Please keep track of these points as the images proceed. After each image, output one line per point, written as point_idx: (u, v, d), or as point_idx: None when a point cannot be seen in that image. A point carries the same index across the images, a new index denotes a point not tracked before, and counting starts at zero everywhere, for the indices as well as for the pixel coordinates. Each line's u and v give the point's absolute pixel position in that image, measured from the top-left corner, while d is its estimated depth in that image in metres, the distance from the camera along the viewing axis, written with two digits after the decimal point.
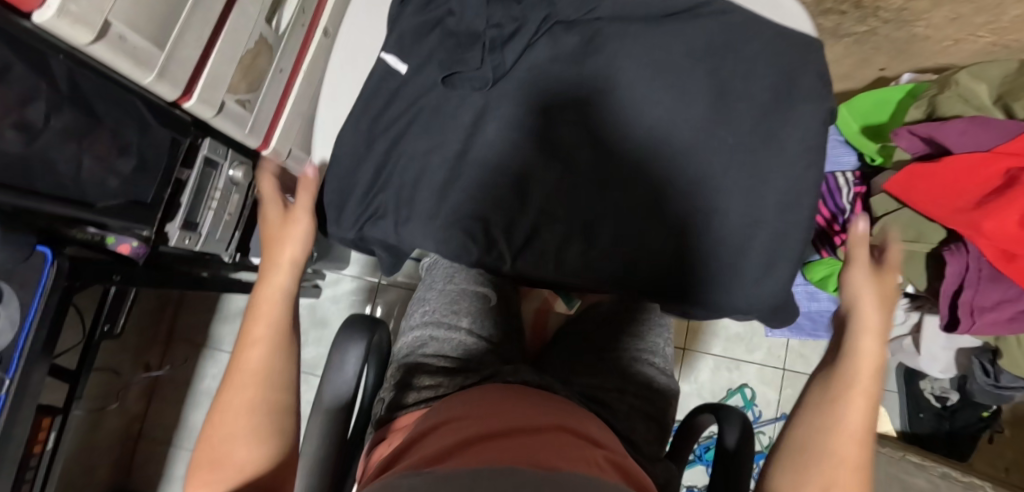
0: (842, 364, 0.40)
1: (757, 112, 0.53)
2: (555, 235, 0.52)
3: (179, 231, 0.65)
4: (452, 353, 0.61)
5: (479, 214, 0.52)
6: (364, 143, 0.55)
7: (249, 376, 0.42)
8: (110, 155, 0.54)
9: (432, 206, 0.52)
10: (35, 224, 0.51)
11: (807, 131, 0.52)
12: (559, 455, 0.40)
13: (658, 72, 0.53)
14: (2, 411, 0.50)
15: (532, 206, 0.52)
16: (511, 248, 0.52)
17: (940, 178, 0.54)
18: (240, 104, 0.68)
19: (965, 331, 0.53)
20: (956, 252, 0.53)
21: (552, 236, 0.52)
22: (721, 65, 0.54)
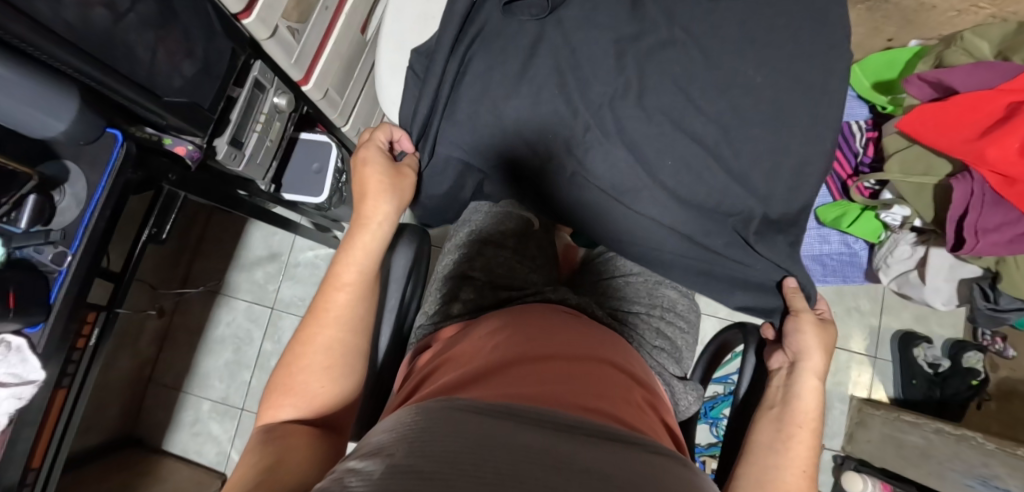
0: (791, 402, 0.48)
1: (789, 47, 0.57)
2: (602, 146, 0.57)
3: (226, 146, 0.67)
4: (495, 269, 0.63)
5: (538, 124, 0.57)
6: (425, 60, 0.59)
7: (334, 319, 0.44)
8: (177, 55, 0.56)
9: (492, 116, 0.57)
10: (103, 110, 0.53)
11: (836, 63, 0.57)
12: (604, 393, 0.43)
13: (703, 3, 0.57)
14: (64, 283, 0.53)
15: (583, 117, 0.56)
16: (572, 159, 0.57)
17: (949, 114, 0.59)
18: (290, 32, 0.69)
19: (967, 251, 0.58)
20: (962, 179, 0.58)
21: (599, 146, 0.57)
22: None
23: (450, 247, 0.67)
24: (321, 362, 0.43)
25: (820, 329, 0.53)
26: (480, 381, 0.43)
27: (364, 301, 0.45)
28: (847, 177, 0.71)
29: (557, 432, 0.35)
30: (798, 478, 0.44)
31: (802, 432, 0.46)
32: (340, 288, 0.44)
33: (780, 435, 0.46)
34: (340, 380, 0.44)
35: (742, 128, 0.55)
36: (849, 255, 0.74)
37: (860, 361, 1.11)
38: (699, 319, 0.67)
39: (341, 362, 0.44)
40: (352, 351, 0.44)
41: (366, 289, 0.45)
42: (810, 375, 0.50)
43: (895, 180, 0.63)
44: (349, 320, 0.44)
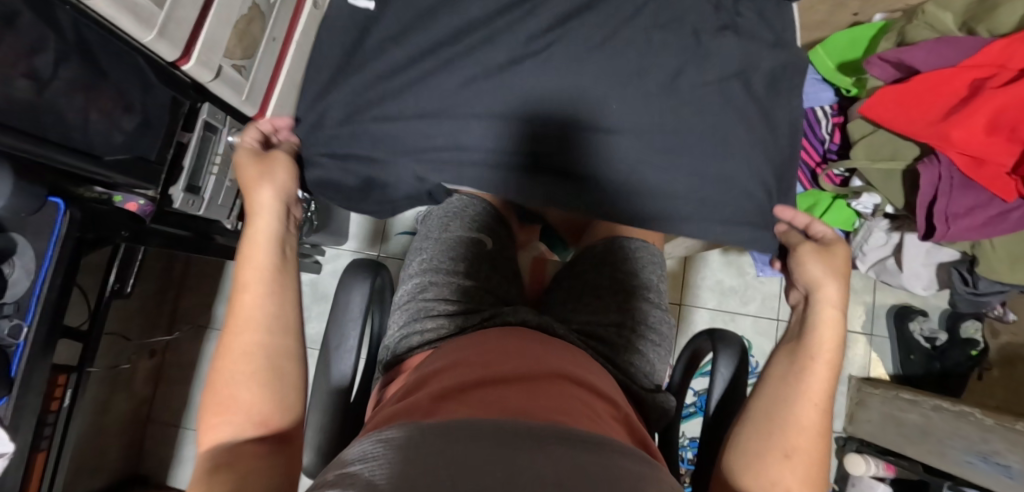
0: (807, 335, 0.46)
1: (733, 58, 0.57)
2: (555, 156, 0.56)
3: (183, 193, 0.67)
4: (452, 296, 0.62)
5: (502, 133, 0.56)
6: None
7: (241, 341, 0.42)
8: (115, 111, 0.56)
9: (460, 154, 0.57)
10: (44, 178, 0.52)
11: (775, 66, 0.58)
12: (563, 409, 0.42)
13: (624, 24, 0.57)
14: (14, 373, 0.52)
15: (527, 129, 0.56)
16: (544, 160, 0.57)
17: (913, 93, 0.56)
18: (237, 70, 0.70)
19: (939, 238, 0.55)
20: (929, 163, 0.55)
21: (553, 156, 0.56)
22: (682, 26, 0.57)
23: (407, 276, 0.67)
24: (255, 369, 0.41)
25: (827, 268, 0.48)
26: (423, 415, 0.40)
27: (267, 309, 0.43)
28: (816, 165, 0.68)
29: (508, 436, 0.33)
30: (813, 409, 0.42)
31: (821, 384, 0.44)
32: (242, 296, 0.44)
33: (793, 367, 0.44)
34: (271, 387, 0.41)
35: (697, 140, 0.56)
36: None
37: (857, 340, 1.09)
38: (672, 328, 0.66)
39: (270, 351, 0.42)
40: (280, 353, 0.42)
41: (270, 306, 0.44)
42: (829, 331, 0.45)
43: (862, 167, 0.61)
44: (267, 266, 0.45)
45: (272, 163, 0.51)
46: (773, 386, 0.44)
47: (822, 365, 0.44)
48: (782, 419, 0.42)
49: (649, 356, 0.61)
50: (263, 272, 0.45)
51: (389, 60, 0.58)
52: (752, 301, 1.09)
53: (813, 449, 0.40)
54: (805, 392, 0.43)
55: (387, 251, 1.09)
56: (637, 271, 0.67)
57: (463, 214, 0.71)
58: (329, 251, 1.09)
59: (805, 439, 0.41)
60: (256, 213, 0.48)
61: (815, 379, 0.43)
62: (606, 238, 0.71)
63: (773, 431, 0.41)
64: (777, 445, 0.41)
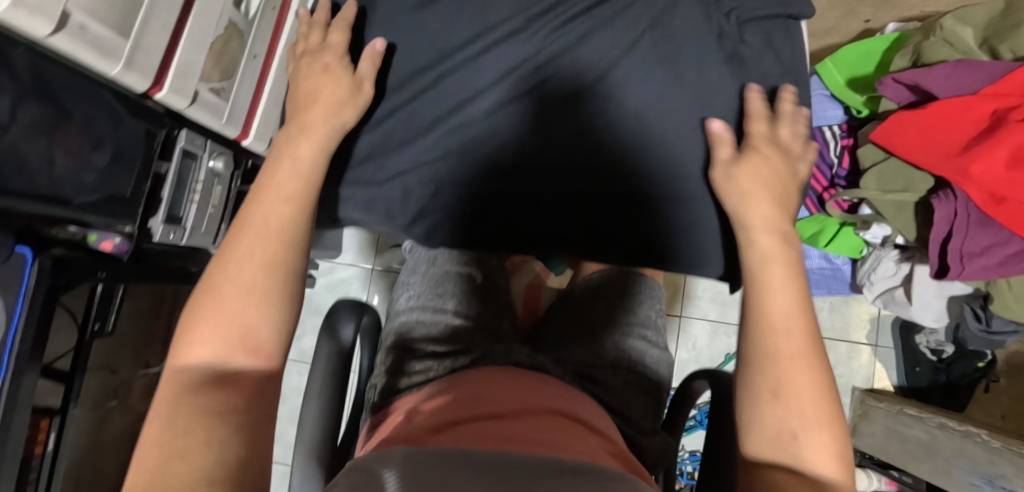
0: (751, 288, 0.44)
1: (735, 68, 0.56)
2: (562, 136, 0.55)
3: (162, 225, 0.65)
4: (441, 335, 0.60)
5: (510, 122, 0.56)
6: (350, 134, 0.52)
7: (248, 264, 0.42)
8: (84, 149, 0.53)
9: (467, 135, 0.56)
10: (9, 226, 0.49)
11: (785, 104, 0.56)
12: (561, 444, 0.41)
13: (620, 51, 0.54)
14: None
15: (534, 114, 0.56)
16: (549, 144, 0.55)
17: (928, 122, 0.53)
18: (214, 93, 0.67)
19: (953, 277, 0.53)
20: (944, 199, 0.52)
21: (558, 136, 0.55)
22: None
23: (396, 314, 0.65)
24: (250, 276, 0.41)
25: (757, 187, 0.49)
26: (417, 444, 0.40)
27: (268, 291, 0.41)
28: (823, 190, 0.65)
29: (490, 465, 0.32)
30: (791, 336, 0.40)
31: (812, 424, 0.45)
32: (268, 239, 0.43)
33: (751, 312, 0.43)
34: (262, 307, 0.41)
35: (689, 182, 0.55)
36: (832, 270, 0.70)
37: (862, 351, 1.07)
38: (669, 366, 0.64)
39: (268, 310, 0.41)
40: (277, 268, 0.43)
41: (280, 246, 0.44)
42: (765, 237, 0.46)
43: (872, 197, 0.57)
44: (288, 233, 0.45)
45: (359, 79, 0.54)
46: (751, 342, 0.41)
47: (777, 289, 0.43)
48: (776, 374, 0.39)
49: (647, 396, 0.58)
50: (280, 244, 0.44)
51: (382, 101, 0.58)
52: None
53: (828, 409, 0.38)
54: (777, 320, 0.41)
55: (382, 264, 1.07)
56: (634, 308, 0.67)
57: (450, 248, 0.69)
58: (323, 264, 1.07)
59: (801, 374, 0.39)
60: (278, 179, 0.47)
61: (771, 298, 0.42)
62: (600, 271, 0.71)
63: (769, 387, 0.39)
64: (764, 387, 0.39)
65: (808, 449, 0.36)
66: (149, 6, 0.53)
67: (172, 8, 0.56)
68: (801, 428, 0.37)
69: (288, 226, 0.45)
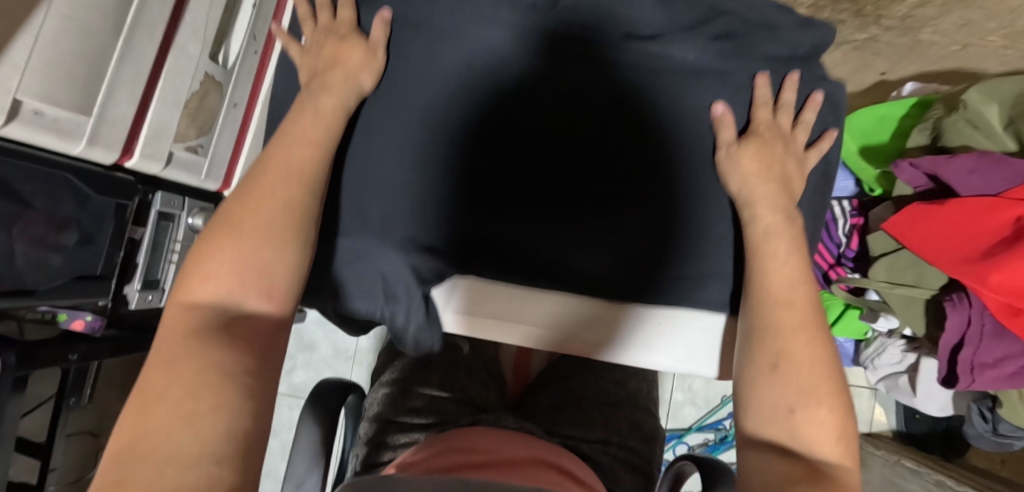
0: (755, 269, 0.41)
1: None
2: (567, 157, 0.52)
3: (138, 292, 0.62)
4: (427, 406, 0.59)
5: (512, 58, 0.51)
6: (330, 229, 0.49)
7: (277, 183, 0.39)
8: (47, 233, 0.50)
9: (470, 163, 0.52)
10: None
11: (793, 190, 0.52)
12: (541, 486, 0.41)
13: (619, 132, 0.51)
14: None
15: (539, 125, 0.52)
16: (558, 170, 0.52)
17: (945, 222, 0.50)
18: (190, 150, 0.64)
19: (963, 387, 0.50)
20: (957, 305, 0.49)
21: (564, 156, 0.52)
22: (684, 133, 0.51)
23: (379, 384, 0.64)
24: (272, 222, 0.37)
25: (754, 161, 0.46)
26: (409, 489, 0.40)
27: (287, 241, 0.37)
28: (829, 267, 0.61)
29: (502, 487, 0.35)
30: (786, 308, 0.38)
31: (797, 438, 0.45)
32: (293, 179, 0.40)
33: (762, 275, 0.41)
34: (286, 253, 0.37)
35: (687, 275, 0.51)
36: (833, 345, 0.66)
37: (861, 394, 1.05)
38: (660, 442, 0.62)
39: (293, 250, 0.37)
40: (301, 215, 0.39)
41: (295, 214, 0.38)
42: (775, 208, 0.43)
43: (879, 289, 0.55)
44: (310, 176, 0.41)
45: (374, 46, 0.48)
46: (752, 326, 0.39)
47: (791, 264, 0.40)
48: (783, 363, 0.35)
49: (636, 473, 0.56)
50: (298, 192, 0.39)
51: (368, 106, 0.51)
52: None
53: (829, 386, 0.34)
54: (778, 292, 0.39)
55: None
56: (626, 380, 0.66)
57: None
58: None
59: (803, 348, 0.36)
60: (309, 116, 0.44)
61: (774, 271, 0.40)
62: None
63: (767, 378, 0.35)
64: (762, 358, 0.37)
65: (806, 426, 0.33)
66: (114, 78, 0.50)
67: (139, 74, 0.53)
68: (794, 398, 0.34)
69: (314, 169, 0.41)
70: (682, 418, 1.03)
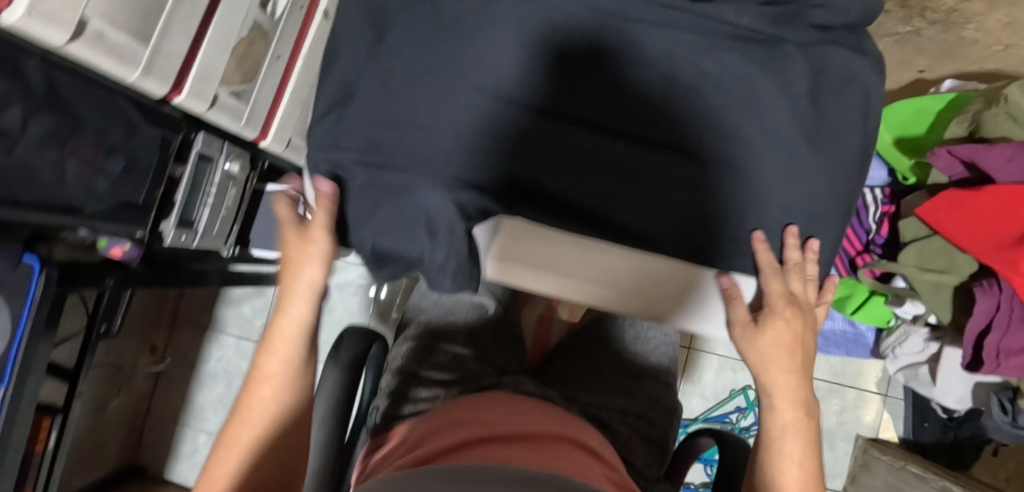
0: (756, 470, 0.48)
1: (801, 94, 0.52)
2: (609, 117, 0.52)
3: (174, 229, 0.63)
4: (448, 364, 0.60)
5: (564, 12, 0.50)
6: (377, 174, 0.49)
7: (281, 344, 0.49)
8: (97, 157, 0.51)
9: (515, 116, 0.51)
10: (17, 235, 0.48)
11: (822, 166, 0.53)
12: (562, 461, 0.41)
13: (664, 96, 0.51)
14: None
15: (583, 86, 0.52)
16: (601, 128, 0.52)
17: (981, 208, 0.50)
18: (235, 96, 0.65)
19: (985, 372, 0.50)
20: (987, 290, 0.49)
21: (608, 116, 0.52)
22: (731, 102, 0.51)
23: (402, 338, 0.64)
24: (281, 377, 0.48)
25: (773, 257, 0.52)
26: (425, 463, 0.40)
27: (287, 386, 0.48)
28: (856, 254, 0.62)
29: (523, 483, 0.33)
30: (787, 414, 0.49)
31: (792, 430, 0.49)
32: (264, 377, 0.48)
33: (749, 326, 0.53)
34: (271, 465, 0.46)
35: (723, 246, 0.52)
36: (854, 333, 0.67)
37: (871, 400, 1.04)
38: (676, 417, 0.63)
39: (285, 453, 0.46)
40: (301, 332, 0.51)
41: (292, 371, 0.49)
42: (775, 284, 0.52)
43: (908, 274, 0.55)
44: (304, 324, 0.51)
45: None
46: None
47: (788, 388, 0.50)
48: None
49: (651, 444, 0.57)
50: (301, 332, 0.50)
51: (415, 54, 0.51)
52: None
53: None
54: (771, 370, 0.51)
55: None
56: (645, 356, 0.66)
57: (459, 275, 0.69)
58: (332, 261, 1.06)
59: (793, 491, 0.45)
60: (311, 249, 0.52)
61: (790, 441, 0.48)
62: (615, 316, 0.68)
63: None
64: None
65: None
66: (171, 11, 0.50)
67: (195, 10, 0.54)
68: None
69: (314, 286, 0.51)
70: (690, 409, 1.04)
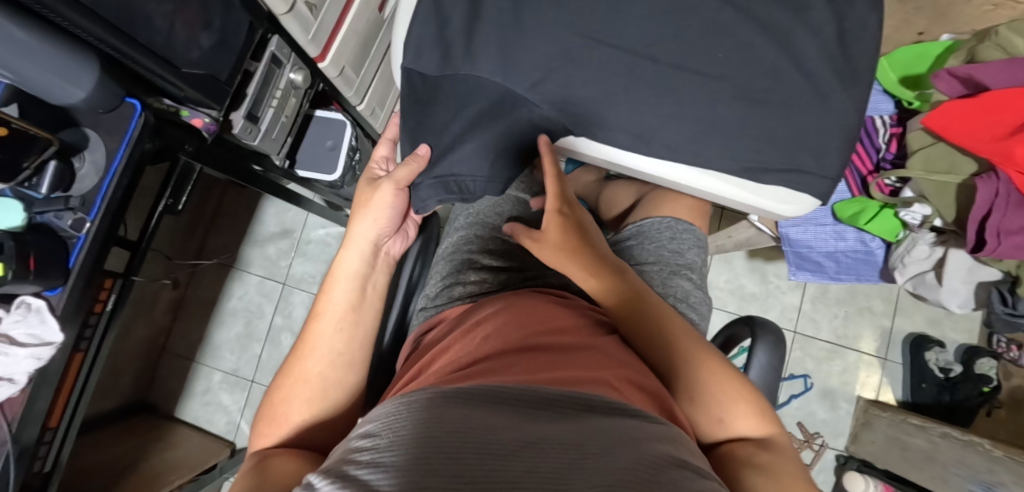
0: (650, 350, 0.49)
1: None
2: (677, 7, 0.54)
3: (242, 120, 0.68)
4: (497, 253, 0.63)
5: None
6: (454, 47, 0.54)
7: (337, 305, 0.53)
8: (196, 26, 0.56)
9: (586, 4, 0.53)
10: (121, 80, 0.52)
11: (863, 75, 0.56)
12: (592, 370, 0.40)
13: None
14: (71, 266, 0.52)
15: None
16: (669, 19, 0.54)
17: (978, 111, 0.57)
18: (308, 7, 0.69)
19: (987, 252, 0.56)
20: (987, 179, 0.56)
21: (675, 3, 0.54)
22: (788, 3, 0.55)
23: (453, 229, 0.68)
24: (332, 334, 0.52)
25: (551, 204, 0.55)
26: (457, 376, 0.39)
27: (343, 323, 0.52)
28: (868, 173, 0.69)
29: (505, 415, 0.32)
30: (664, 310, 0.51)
31: (642, 284, 0.53)
32: (316, 313, 0.53)
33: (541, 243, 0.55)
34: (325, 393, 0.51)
35: (769, 148, 0.55)
36: (865, 253, 0.74)
37: (871, 362, 1.09)
38: (710, 310, 0.67)
39: (338, 381, 0.51)
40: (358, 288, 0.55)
41: (348, 310, 0.53)
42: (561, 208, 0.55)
43: (918, 177, 0.62)
44: (351, 274, 0.55)
45: None
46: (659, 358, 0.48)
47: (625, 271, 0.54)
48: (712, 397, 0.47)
49: None
50: (353, 277, 0.55)
51: None
52: (771, 310, 1.11)
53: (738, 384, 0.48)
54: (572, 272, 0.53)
55: None
56: (683, 253, 0.67)
57: None
58: None
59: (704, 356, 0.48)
60: (371, 210, 0.58)
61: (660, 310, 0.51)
62: (652, 218, 0.69)
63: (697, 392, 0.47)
64: (692, 395, 0.47)
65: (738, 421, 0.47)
66: None
67: None
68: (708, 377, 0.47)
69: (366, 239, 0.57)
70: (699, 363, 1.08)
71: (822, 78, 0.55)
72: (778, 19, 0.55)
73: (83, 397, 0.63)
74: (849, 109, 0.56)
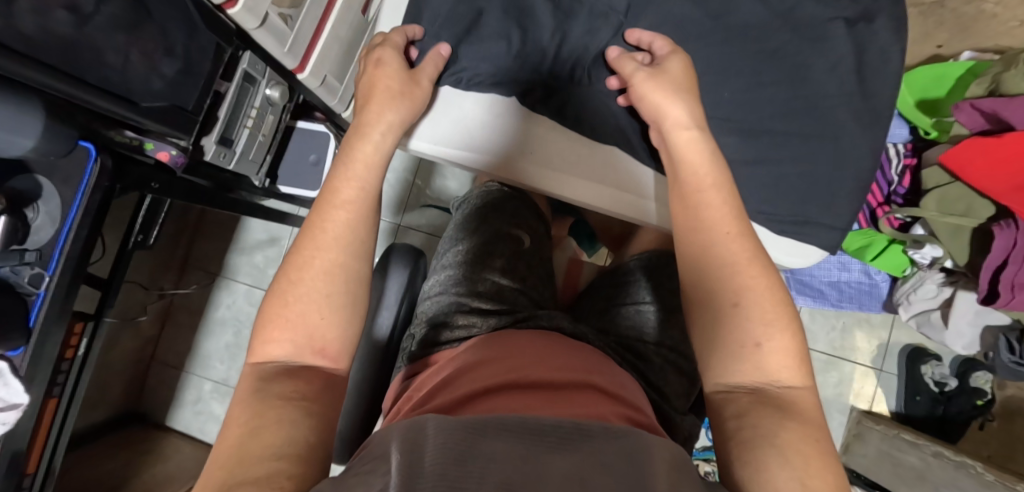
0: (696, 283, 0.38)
1: None
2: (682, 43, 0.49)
3: (215, 146, 0.63)
4: (488, 291, 0.60)
5: None
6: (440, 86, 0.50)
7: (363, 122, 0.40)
8: (156, 54, 0.51)
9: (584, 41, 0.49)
10: (75, 121, 0.48)
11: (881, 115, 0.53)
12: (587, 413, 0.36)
13: (743, 32, 0.50)
14: (31, 324, 0.50)
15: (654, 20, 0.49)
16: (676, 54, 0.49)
17: (1002, 152, 0.53)
18: (282, 18, 0.61)
19: (1001, 305, 0.54)
20: (1006, 228, 0.53)
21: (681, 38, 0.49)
22: (803, 37, 0.50)
23: (441, 266, 0.65)
24: (338, 238, 0.36)
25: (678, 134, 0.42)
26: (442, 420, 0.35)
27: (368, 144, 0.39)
28: (878, 206, 0.66)
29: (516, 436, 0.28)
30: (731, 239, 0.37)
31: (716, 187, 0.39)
32: (335, 205, 0.37)
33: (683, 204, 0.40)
34: (346, 316, 0.35)
35: (777, 195, 0.52)
36: (869, 285, 0.71)
37: (866, 374, 1.08)
38: None
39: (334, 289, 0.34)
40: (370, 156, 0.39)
41: (365, 208, 0.38)
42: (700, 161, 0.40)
43: (930, 218, 0.59)
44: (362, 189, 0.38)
45: None
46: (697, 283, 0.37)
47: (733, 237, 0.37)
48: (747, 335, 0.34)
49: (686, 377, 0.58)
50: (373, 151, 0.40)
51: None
52: None
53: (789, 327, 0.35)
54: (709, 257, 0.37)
55: (410, 221, 1.06)
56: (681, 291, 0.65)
57: (495, 206, 0.70)
58: None
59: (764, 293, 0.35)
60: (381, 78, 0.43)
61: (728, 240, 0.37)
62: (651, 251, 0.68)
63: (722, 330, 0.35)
64: (745, 334, 0.34)
65: (770, 356, 0.34)
66: None
67: None
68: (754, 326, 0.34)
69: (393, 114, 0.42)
70: None
71: (839, 121, 0.51)
72: (792, 57, 0.50)
73: (62, 438, 0.61)
74: (864, 152, 0.52)
